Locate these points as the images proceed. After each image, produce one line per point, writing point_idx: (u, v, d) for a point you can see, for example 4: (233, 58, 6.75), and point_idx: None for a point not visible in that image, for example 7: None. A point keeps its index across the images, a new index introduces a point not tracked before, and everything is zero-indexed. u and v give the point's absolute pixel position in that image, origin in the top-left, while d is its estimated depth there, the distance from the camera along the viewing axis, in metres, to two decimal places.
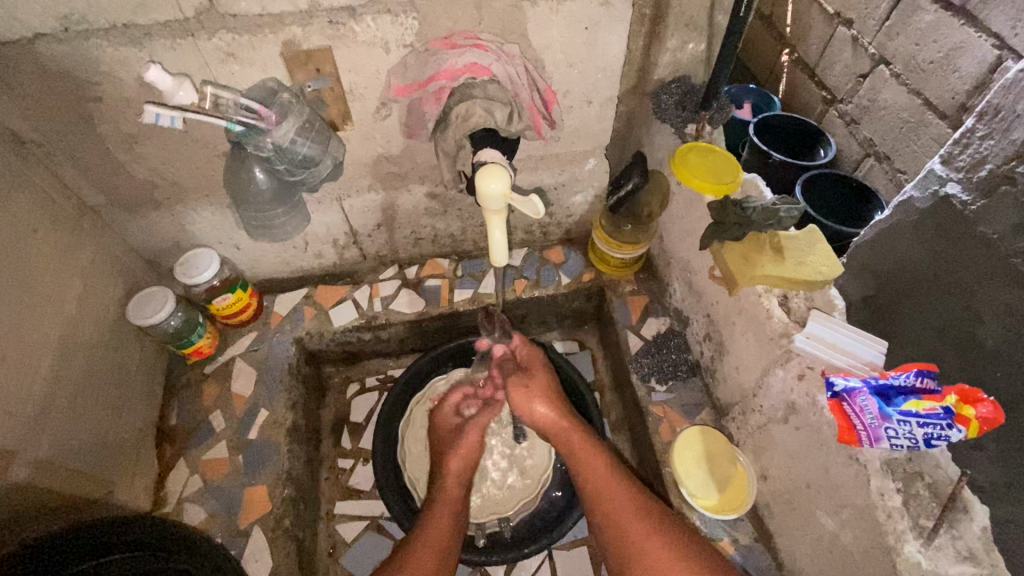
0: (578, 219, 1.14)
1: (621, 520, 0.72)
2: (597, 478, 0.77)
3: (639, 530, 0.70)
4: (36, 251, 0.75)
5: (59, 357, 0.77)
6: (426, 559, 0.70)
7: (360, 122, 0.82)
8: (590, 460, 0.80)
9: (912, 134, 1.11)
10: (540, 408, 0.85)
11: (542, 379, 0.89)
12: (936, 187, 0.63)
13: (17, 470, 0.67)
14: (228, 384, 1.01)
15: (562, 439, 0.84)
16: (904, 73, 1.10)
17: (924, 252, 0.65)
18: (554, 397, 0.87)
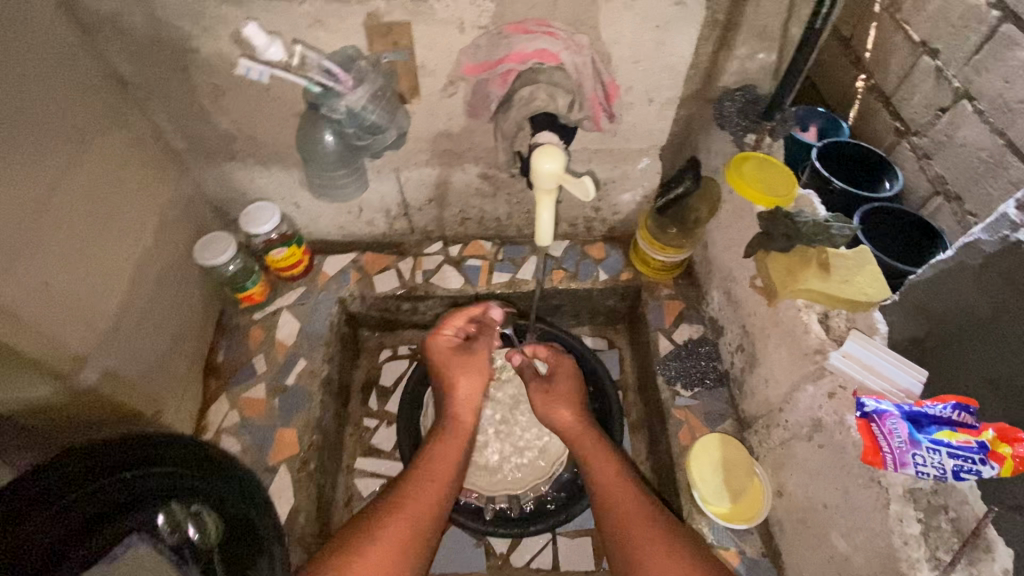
0: (624, 218, 1.15)
1: (626, 515, 0.74)
2: (606, 476, 0.80)
3: (646, 529, 0.72)
4: (125, 184, 0.82)
5: (133, 283, 0.84)
6: (428, 492, 0.76)
7: (426, 98, 0.85)
8: (599, 458, 0.82)
9: (989, 176, 1.06)
10: (561, 411, 0.89)
11: (564, 385, 0.92)
12: (1006, 232, 0.61)
13: (87, 373, 0.75)
14: (273, 331, 1.07)
15: (576, 442, 0.86)
16: (988, 111, 1.06)
17: (987, 299, 0.62)
18: (576, 402, 0.90)
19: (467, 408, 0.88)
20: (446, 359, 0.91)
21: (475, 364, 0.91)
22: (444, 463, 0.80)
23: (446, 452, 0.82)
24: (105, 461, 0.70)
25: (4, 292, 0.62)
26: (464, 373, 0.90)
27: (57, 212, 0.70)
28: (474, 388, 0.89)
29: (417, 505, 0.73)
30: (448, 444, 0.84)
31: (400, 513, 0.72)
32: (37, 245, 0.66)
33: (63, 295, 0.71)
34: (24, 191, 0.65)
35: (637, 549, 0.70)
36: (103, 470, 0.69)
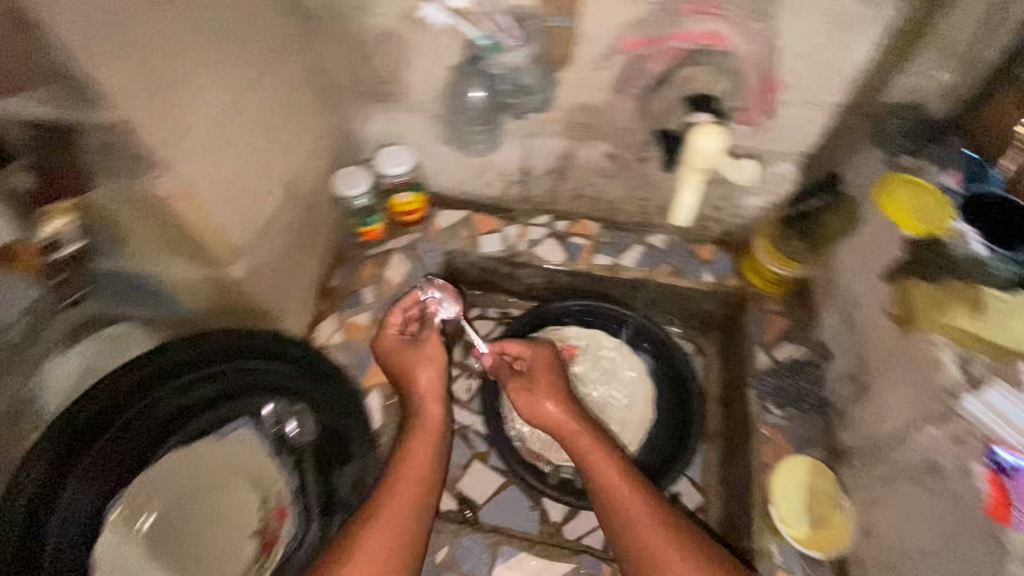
0: (744, 223, 1.11)
1: (633, 518, 0.78)
2: (604, 474, 0.83)
3: (652, 541, 0.76)
4: (294, 109, 0.91)
5: (285, 198, 0.93)
6: (409, 492, 0.82)
7: (579, 68, 0.85)
8: (592, 454, 0.85)
9: None
10: (548, 407, 0.89)
11: (546, 380, 0.92)
12: None
13: (238, 268, 0.85)
14: (384, 269, 1.15)
15: (567, 437, 0.88)
16: None
17: None
18: (561, 395, 0.91)
19: (433, 401, 0.92)
20: (400, 352, 0.95)
21: (432, 355, 0.95)
22: (419, 460, 0.86)
23: (419, 445, 0.88)
24: (211, 351, 0.88)
25: (195, 177, 0.72)
26: (421, 365, 0.94)
27: (243, 119, 0.79)
28: (434, 377, 0.93)
29: (398, 503, 0.80)
30: (423, 440, 0.88)
31: (387, 511, 0.79)
32: (226, 144, 0.76)
33: (238, 194, 0.80)
34: (224, 94, 0.74)
35: (649, 553, 0.76)
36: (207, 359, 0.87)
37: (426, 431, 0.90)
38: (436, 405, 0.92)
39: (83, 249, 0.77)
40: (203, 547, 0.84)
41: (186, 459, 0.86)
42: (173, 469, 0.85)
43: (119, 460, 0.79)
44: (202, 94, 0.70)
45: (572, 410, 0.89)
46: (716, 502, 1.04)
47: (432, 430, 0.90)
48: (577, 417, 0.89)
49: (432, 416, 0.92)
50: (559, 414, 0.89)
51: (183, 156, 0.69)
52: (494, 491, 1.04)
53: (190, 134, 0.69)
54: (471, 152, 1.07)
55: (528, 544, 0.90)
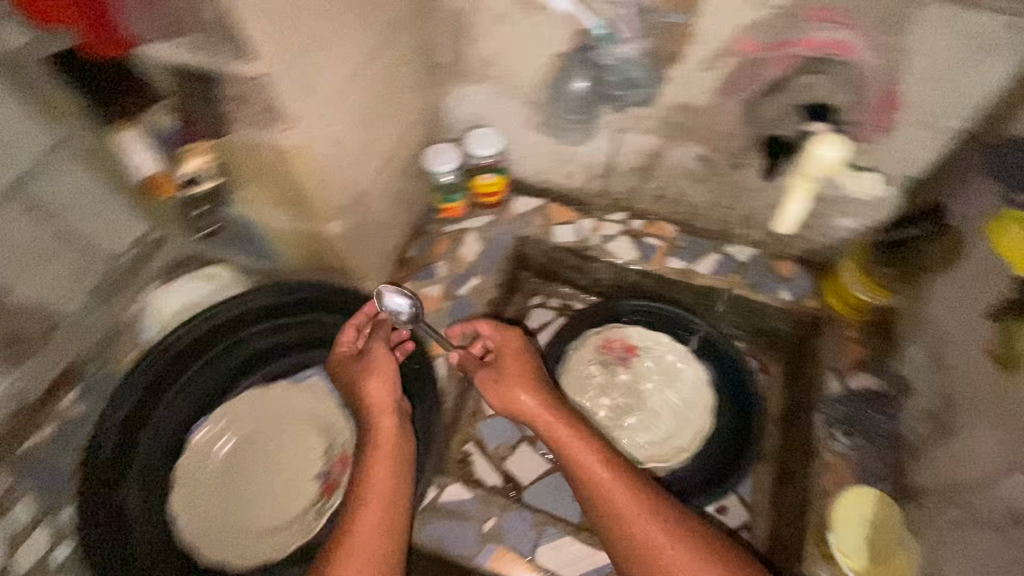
0: (830, 244, 1.07)
1: (628, 515, 0.78)
2: (587, 470, 0.81)
3: (652, 537, 0.76)
4: (402, 81, 0.95)
5: (382, 166, 0.97)
6: (379, 509, 0.76)
7: (688, 67, 0.85)
8: (571, 443, 0.84)
9: None
10: (522, 397, 0.87)
11: (514, 369, 0.90)
12: None
13: (334, 227, 0.90)
14: (458, 246, 1.19)
15: (547, 431, 0.85)
16: None
17: None
18: (532, 382, 0.88)
19: (386, 412, 0.83)
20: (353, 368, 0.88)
21: (381, 366, 0.85)
22: (381, 479, 0.78)
23: (381, 464, 0.80)
24: (291, 305, 0.97)
25: (316, 135, 0.76)
26: (372, 375, 0.85)
27: (360, 85, 0.83)
28: (387, 386, 0.84)
29: (376, 511, 0.76)
30: (382, 455, 0.80)
31: (363, 526, 0.75)
32: (344, 107, 0.80)
33: (347, 156, 0.85)
34: (349, 59, 0.78)
35: (651, 549, 0.75)
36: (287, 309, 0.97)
37: (382, 447, 0.81)
38: (388, 415, 0.83)
39: (218, 185, 0.82)
40: (268, 482, 0.89)
41: (260, 397, 0.94)
42: (249, 404, 0.93)
43: (199, 394, 0.92)
44: (331, 58, 0.74)
45: (547, 399, 0.87)
46: (762, 523, 1.03)
47: (391, 445, 0.81)
48: (552, 403, 0.87)
49: (384, 428, 0.83)
50: (537, 405, 0.86)
51: (309, 114, 0.73)
52: (539, 475, 1.06)
53: (318, 93, 0.74)
54: (560, 139, 1.08)
55: (575, 530, 0.90)
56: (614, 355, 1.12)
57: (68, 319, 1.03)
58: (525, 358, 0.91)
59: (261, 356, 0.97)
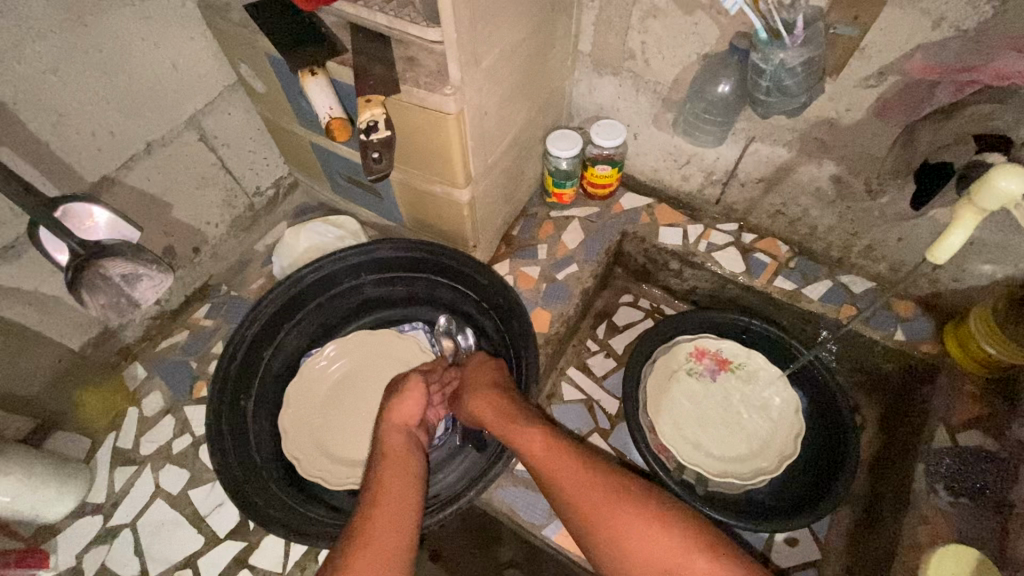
0: (962, 290, 1.00)
1: (597, 508, 0.74)
2: (566, 468, 0.78)
3: (657, 537, 0.71)
4: (546, 64, 0.98)
5: (512, 143, 1.02)
6: (386, 511, 0.72)
7: (844, 81, 0.83)
8: (524, 437, 0.81)
9: None
10: (492, 405, 0.86)
11: (485, 381, 0.91)
12: None
13: (466, 193, 0.95)
14: (561, 232, 1.22)
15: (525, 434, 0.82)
16: None
17: None
18: (503, 390, 0.88)
19: (393, 432, 0.85)
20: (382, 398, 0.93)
21: (415, 391, 0.89)
22: (388, 488, 0.76)
23: (388, 473, 0.78)
24: (414, 261, 1.02)
25: (471, 103, 0.81)
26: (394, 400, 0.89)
27: (514, 63, 0.87)
28: (409, 411, 0.87)
29: (385, 509, 0.72)
30: (390, 466, 0.79)
31: (371, 528, 0.70)
32: (496, 81, 0.85)
33: (488, 128, 0.90)
34: (510, 35, 0.82)
35: (634, 544, 0.71)
36: (409, 264, 1.02)
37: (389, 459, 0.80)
38: (396, 433, 0.84)
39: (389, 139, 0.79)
40: (364, 419, 0.96)
41: (367, 340, 1.02)
42: (359, 344, 1.01)
43: (318, 325, 1.02)
44: (495, 33, 0.79)
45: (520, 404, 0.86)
46: (833, 564, 0.99)
47: (397, 457, 0.81)
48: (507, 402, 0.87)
49: (392, 444, 0.83)
50: (493, 409, 0.86)
51: (469, 82, 0.78)
52: None
53: (479, 64, 0.79)
54: (691, 141, 1.07)
55: None
56: (703, 364, 1.11)
57: (211, 242, 1.16)
58: (497, 371, 0.93)
59: (369, 303, 1.06)
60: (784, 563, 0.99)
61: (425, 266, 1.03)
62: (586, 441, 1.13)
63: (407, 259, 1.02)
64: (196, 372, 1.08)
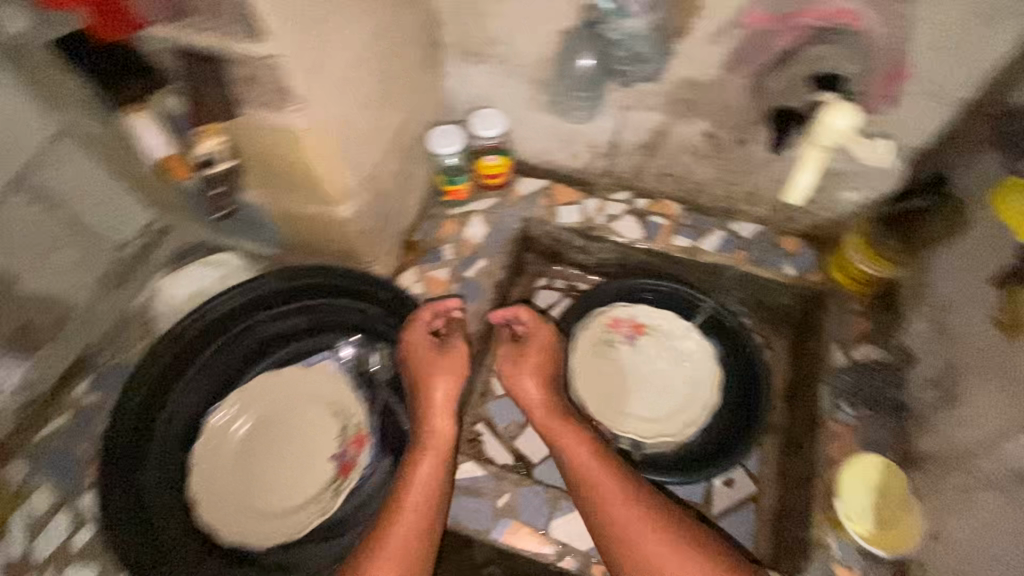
0: (835, 218, 1.08)
1: (622, 523, 0.79)
2: (594, 476, 0.83)
3: (664, 549, 0.76)
4: (407, 62, 0.95)
5: (388, 148, 0.97)
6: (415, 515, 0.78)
7: (693, 41, 0.85)
8: (569, 445, 0.87)
9: None
10: (534, 393, 0.93)
11: (536, 365, 0.95)
12: None
13: (347, 208, 0.90)
14: (463, 229, 1.19)
15: (563, 436, 0.88)
16: None
17: None
18: (550, 388, 0.94)
19: (441, 415, 0.86)
20: (420, 360, 0.89)
21: (456, 364, 0.89)
22: (422, 481, 0.81)
23: (423, 469, 0.82)
24: (306, 287, 0.98)
25: (326, 115, 0.76)
26: (441, 372, 0.87)
27: (367, 66, 0.83)
28: (450, 392, 0.87)
29: (415, 515, 0.78)
30: (428, 456, 0.83)
31: (398, 534, 0.76)
32: (352, 87, 0.80)
33: (355, 138, 0.85)
34: (356, 37, 0.78)
35: (642, 556, 0.76)
36: (299, 293, 0.98)
37: (431, 447, 0.84)
38: (443, 419, 0.86)
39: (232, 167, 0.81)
40: (288, 464, 0.90)
41: (272, 381, 0.94)
42: (261, 389, 0.93)
43: (212, 380, 0.93)
44: (339, 37, 0.74)
45: (561, 410, 0.91)
46: (770, 493, 1.05)
47: (436, 449, 0.84)
48: (557, 405, 0.92)
49: (438, 429, 0.85)
50: (542, 405, 0.92)
51: (317, 92, 0.73)
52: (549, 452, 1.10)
53: (325, 73, 0.73)
54: (568, 118, 1.09)
55: None
56: (621, 333, 1.13)
57: (77, 310, 1.04)
58: (550, 357, 0.96)
59: (270, 341, 0.97)
60: (723, 504, 1.05)
61: (320, 290, 0.98)
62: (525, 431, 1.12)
63: (296, 287, 0.98)
64: (85, 456, 0.96)
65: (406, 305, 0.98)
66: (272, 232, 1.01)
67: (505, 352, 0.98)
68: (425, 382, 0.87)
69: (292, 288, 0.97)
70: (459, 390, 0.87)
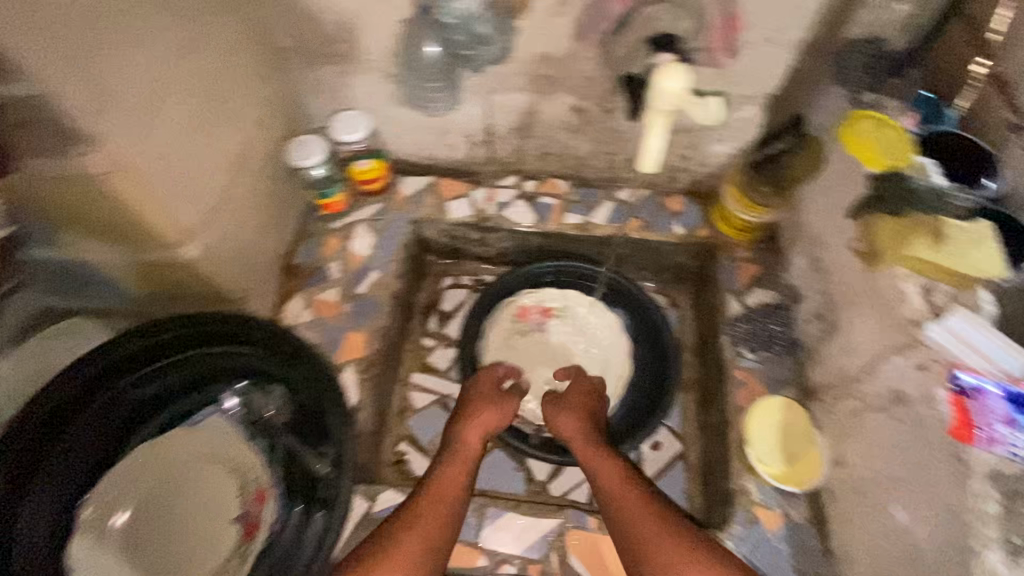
0: (712, 171, 1.10)
1: (640, 532, 0.76)
2: (619, 488, 0.81)
3: (673, 551, 0.73)
4: (235, 75, 0.86)
5: (233, 172, 0.87)
6: (427, 527, 0.77)
7: (535, 15, 0.82)
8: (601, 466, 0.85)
9: None
10: (570, 417, 0.93)
11: (580, 400, 0.97)
12: None
13: (191, 248, 0.80)
14: (348, 242, 1.11)
15: (591, 452, 0.88)
16: None
17: None
18: (588, 417, 0.94)
19: (473, 434, 0.90)
20: (474, 396, 0.96)
21: (504, 402, 0.95)
22: (443, 487, 0.82)
23: (443, 483, 0.83)
24: (168, 343, 0.86)
25: (130, 150, 0.66)
26: (484, 404, 0.94)
27: (180, 89, 0.73)
28: (488, 419, 0.92)
29: (422, 531, 0.77)
30: (452, 469, 0.85)
31: (394, 551, 0.74)
32: (162, 115, 0.71)
33: (182, 170, 0.76)
34: (156, 58, 0.69)
35: (653, 560, 0.73)
36: (163, 350, 0.86)
37: (458, 459, 0.86)
38: (474, 440, 0.89)
39: None
40: (185, 536, 0.82)
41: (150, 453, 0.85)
42: (140, 467, 0.84)
43: (79, 466, 0.81)
44: (133, 65, 0.65)
45: (594, 431, 0.91)
46: (695, 448, 1.07)
47: (462, 465, 0.86)
48: (596, 428, 0.92)
49: (468, 447, 0.88)
50: (579, 426, 0.92)
51: (112, 129, 0.64)
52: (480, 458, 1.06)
53: (118, 105, 0.64)
54: (427, 113, 1.03)
55: (515, 504, 0.88)
56: (530, 321, 1.11)
57: None
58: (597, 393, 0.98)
59: (141, 412, 0.86)
60: (653, 467, 1.06)
61: (185, 345, 0.87)
62: None
63: (159, 346, 0.86)
64: None
65: (289, 342, 0.89)
66: (121, 292, 0.90)
67: (551, 393, 1.00)
68: (470, 409, 0.93)
69: (150, 348, 0.85)
70: (496, 421, 0.91)
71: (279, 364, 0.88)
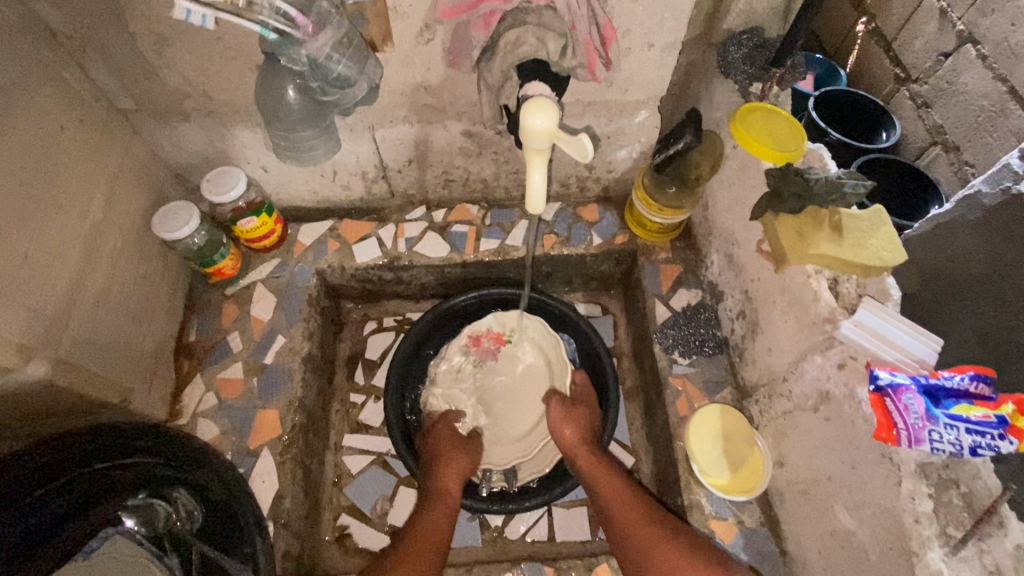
0: (620, 177, 1.08)
1: (643, 540, 0.73)
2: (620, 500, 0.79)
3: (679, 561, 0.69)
4: (67, 152, 0.74)
5: (84, 264, 0.76)
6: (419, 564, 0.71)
7: (400, 46, 0.79)
8: (603, 481, 0.83)
9: (988, 124, 1.03)
10: (569, 430, 0.90)
11: (585, 411, 0.93)
12: (1008, 183, 0.64)
13: (37, 364, 0.67)
14: (248, 307, 1.00)
15: (590, 466, 0.86)
16: (992, 55, 1.02)
17: (980, 246, 0.66)
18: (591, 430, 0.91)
19: (451, 476, 0.86)
20: (443, 436, 0.92)
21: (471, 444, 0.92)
22: (429, 528, 0.77)
23: (429, 524, 0.78)
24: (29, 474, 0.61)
25: None
26: (456, 445, 0.90)
27: None
28: (462, 463, 0.88)
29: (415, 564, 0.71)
30: (436, 512, 0.80)
31: None
32: None
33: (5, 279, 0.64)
34: None
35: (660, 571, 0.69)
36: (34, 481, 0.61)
37: (441, 503, 0.82)
38: (454, 482, 0.85)
39: None
40: None
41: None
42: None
43: None
44: None
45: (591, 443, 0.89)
46: (647, 459, 1.05)
47: (446, 506, 0.82)
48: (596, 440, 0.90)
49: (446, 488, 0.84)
50: (579, 437, 0.89)
51: None
52: None
53: None
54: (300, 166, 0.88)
55: (466, 570, 0.82)
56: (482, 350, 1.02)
57: None
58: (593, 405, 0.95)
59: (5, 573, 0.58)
60: None
61: (54, 473, 0.63)
62: (396, 501, 1.01)
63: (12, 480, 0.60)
64: None
65: (183, 451, 0.70)
66: None
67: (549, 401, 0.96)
68: (444, 452, 0.89)
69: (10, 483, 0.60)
70: (470, 463, 0.88)
71: (176, 474, 0.69)
